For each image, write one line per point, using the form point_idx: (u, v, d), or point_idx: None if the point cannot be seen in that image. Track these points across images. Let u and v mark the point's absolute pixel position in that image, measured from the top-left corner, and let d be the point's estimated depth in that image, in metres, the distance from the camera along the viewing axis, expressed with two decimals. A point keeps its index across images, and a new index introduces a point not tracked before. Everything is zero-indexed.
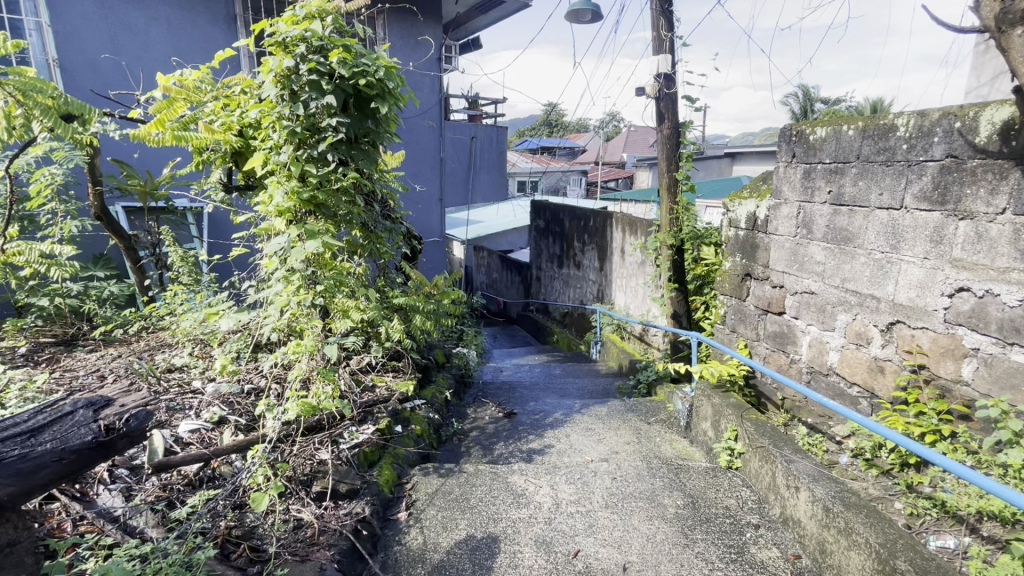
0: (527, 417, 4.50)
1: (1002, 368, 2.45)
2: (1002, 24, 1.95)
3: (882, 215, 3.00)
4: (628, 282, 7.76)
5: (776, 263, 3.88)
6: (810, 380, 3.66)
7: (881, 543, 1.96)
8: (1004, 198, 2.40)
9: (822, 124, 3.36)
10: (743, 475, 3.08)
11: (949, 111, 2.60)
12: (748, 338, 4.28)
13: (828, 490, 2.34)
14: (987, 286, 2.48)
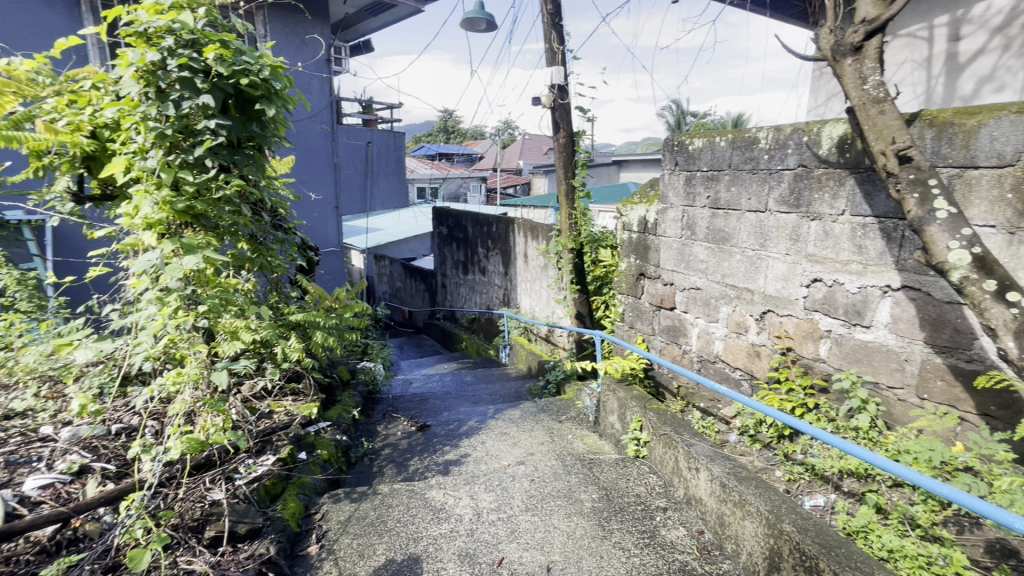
0: (441, 428, 4.41)
1: (849, 346, 2.87)
2: (836, 54, 2.31)
3: (751, 217, 3.39)
4: (532, 285, 7.95)
5: (666, 262, 4.22)
6: (700, 368, 4.02)
7: (769, 510, 2.18)
8: (843, 201, 2.82)
9: (698, 135, 3.71)
10: (649, 462, 3.29)
11: (799, 126, 3.01)
12: (646, 333, 4.60)
13: (723, 468, 2.58)
14: (835, 277, 2.90)
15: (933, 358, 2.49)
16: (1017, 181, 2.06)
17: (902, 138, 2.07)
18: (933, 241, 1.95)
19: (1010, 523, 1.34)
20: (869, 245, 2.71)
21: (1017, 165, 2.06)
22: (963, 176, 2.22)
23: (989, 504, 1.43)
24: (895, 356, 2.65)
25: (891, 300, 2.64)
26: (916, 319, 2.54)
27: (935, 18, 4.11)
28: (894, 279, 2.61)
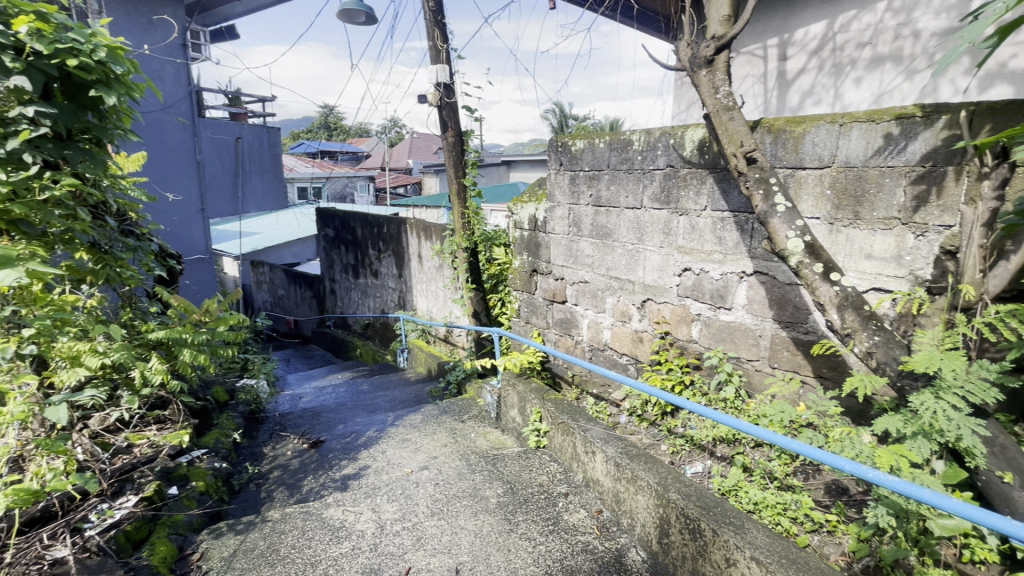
0: (337, 442, 4.17)
1: (715, 327, 3.23)
2: (692, 65, 2.56)
3: (629, 213, 3.66)
4: (428, 286, 7.83)
5: (556, 258, 4.40)
6: (592, 357, 4.25)
7: (657, 482, 2.37)
8: (704, 198, 3.15)
9: (579, 137, 3.92)
10: (550, 451, 3.41)
11: (666, 130, 3.31)
12: (541, 327, 4.77)
13: (616, 448, 2.76)
14: (702, 266, 3.23)
15: (780, 332, 2.89)
16: (833, 180, 2.46)
17: (748, 142, 2.36)
18: (775, 231, 2.25)
19: (839, 466, 1.59)
20: (727, 236, 3.06)
21: (833, 166, 2.46)
22: (795, 176, 2.60)
23: (827, 452, 1.67)
24: (752, 333, 3.03)
25: (746, 284, 3.01)
26: (766, 300, 2.93)
27: (765, 37, 4.29)
28: (748, 265, 2.99)
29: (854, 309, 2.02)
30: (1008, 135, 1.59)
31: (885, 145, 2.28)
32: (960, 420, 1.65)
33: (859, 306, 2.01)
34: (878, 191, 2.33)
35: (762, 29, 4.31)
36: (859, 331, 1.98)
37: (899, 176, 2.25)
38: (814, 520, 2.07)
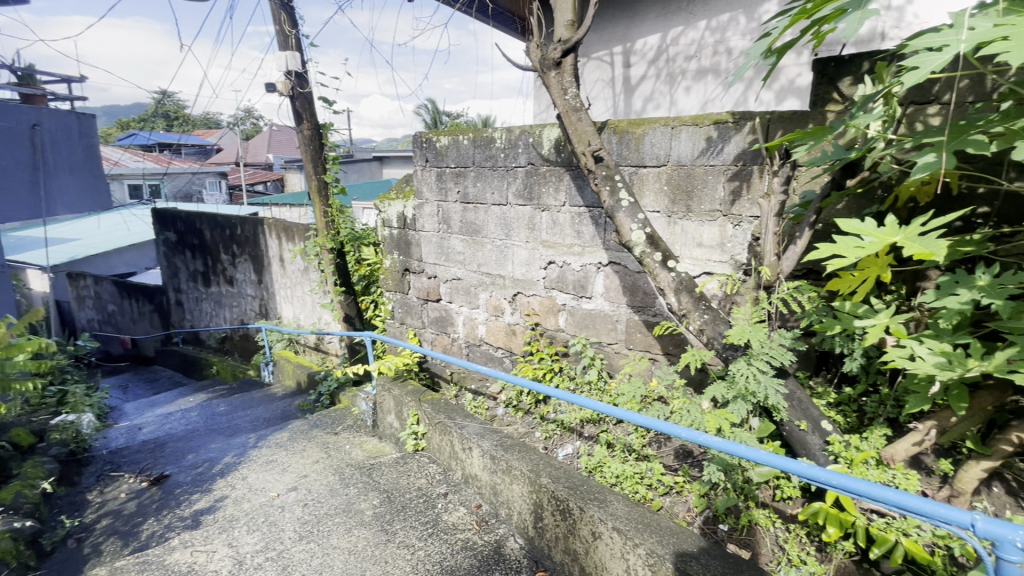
0: (186, 474, 3.67)
1: (579, 315, 3.43)
2: (543, 66, 2.67)
3: (495, 210, 3.72)
4: (293, 292, 7.24)
5: (427, 256, 4.33)
6: (468, 353, 4.27)
7: (530, 469, 2.44)
8: (563, 194, 3.32)
9: (443, 133, 3.89)
10: (429, 453, 3.35)
11: (525, 129, 3.42)
12: (416, 328, 4.67)
13: (492, 441, 2.80)
14: (564, 259, 3.41)
15: (634, 316, 3.16)
16: (669, 177, 2.75)
17: (595, 141, 2.53)
18: (622, 224, 2.44)
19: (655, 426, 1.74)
20: (585, 230, 3.27)
21: (668, 165, 2.74)
22: (637, 173, 2.85)
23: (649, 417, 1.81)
24: (610, 319, 3.27)
25: (603, 274, 3.24)
26: (621, 287, 3.18)
27: (610, 45, 4.62)
28: (604, 256, 3.22)
29: (688, 291, 2.27)
30: (791, 139, 1.91)
31: (707, 147, 2.60)
32: (767, 382, 1.94)
33: (691, 289, 2.26)
34: (703, 187, 2.64)
35: (607, 37, 4.63)
36: (692, 311, 2.23)
37: (719, 174, 2.58)
38: (664, 483, 2.31)
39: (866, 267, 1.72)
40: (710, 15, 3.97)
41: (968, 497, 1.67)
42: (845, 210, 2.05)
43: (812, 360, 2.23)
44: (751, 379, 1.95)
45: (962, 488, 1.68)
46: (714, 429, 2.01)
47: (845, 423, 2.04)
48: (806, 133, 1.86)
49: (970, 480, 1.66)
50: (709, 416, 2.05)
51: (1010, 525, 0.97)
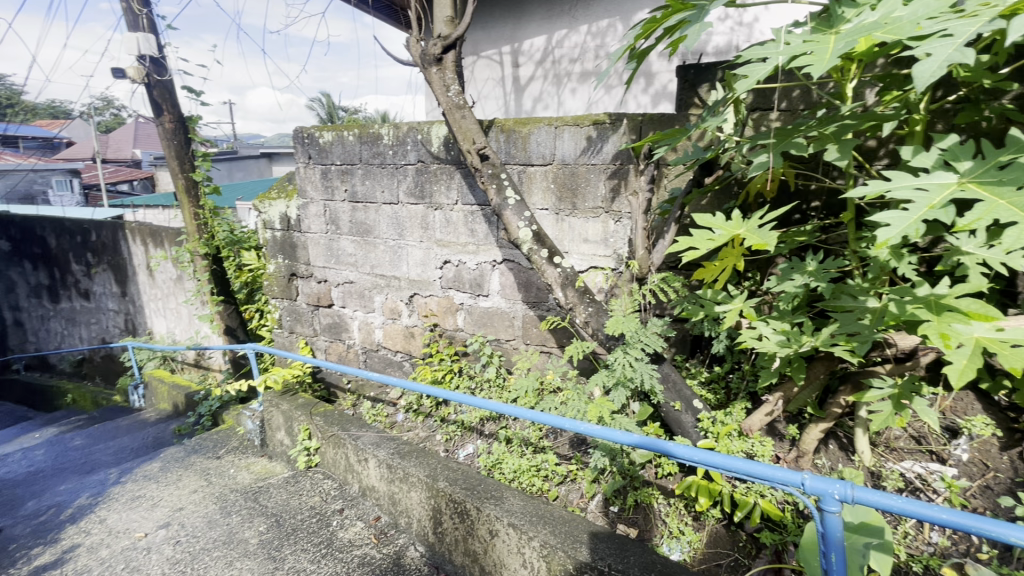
0: (25, 525, 3.12)
1: (476, 313, 3.42)
2: (423, 62, 2.61)
3: (386, 209, 3.59)
4: (164, 304, 6.46)
5: (316, 260, 4.08)
6: (365, 359, 4.09)
7: (427, 474, 2.39)
8: (455, 192, 3.28)
9: (326, 129, 3.67)
10: (324, 468, 3.16)
11: (413, 126, 3.33)
12: (308, 336, 4.38)
13: (388, 449, 2.70)
14: (459, 257, 3.38)
15: (529, 312, 3.21)
16: (555, 175, 2.82)
17: (479, 139, 2.53)
18: (509, 222, 2.47)
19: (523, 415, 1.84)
20: (478, 228, 3.26)
21: (553, 164, 2.81)
22: (525, 172, 2.90)
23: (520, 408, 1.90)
24: (507, 316, 3.30)
25: (498, 272, 3.26)
26: (515, 284, 3.22)
27: (498, 44, 4.66)
28: (498, 254, 3.23)
29: (573, 286, 2.36)
30: (654, 140, 2.05)
31: (588, 146, 2.71)
32: (643, 368, 2.06)
33: (576, 284, 2.35)
34: (586, 185, 2.75)
35: (495, 36, 4.66)
36: (578, 305, 2.32)
37: (600, 172, 2.69)
38: (559, 473, 2.38)
39: (725, 257, 1.84)
40: (590, 20, 4.15)
41: (810, 456, 1.92)
42: (707, 206, 2.24)
43: (687, 343, 2.41)
44: (628, 366, 2.06)
45: (806, 448, 1.92)
46: (598, 417, 2.11)
47: (713, 399, 2.25)
48: (666, 134, 2.00)
49: (810, 441, 1.90)
50: (591, 406, 2.14)
51: (830, 480, 1.09)
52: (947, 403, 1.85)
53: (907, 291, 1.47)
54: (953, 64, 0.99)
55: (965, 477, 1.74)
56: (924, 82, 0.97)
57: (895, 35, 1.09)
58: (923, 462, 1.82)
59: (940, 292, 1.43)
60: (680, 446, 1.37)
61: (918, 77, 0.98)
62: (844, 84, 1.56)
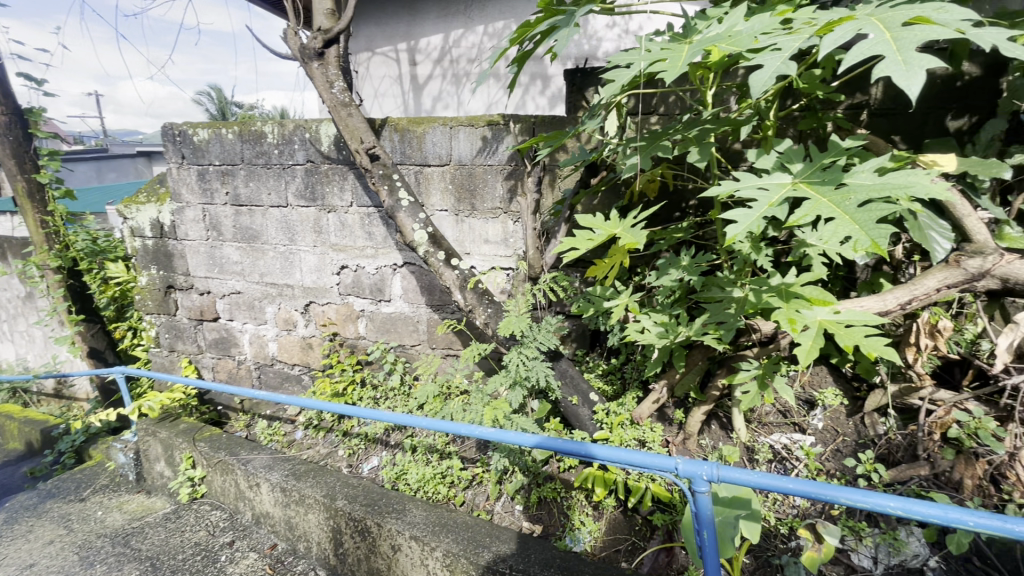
0: None
1: (379, 320, 3.29)
2: (304, 56, 2.47)
3: (275, 212, 3.34)
4: (9, 327, 5.53)
5: (196, 269, 3.70)
6: (260, 374, 3.79)
7: (325, 494, 2.25)
8: (349, 194, 3.11)
9: (201, 125, 3.33)
10: (211, 499, 2.87)
11: (299, 123, 3.10)
12: (191, 354, 3.97)
13: (282, 471, 2.50)
14: (357, 262, 3.23)
15: (433, 316, 3.14)
16: (452, 176, 2.78)
17: (367, 139, 2.43)
18: (403, 224, 2.41)
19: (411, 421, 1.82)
20: (376, 231, 3.12)
21: (450, 164, 2.77)
22: (422, 172, 2.83)
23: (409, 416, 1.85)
24: (411, 321, 3.21)
25: (400, 275, 3.15)
26: (418, 288, 3.13)
27: (394, 41, 4.52)
28: (398, 258, 3.12)
29: (472, 288, 2.34)
30: (538, 142, 2.08)
31: (484, 147, 2.69)
32: (538, 366, 2.09)
33: (475, 286, 2.34)
34: (484, 185, 2.74)
35: (390, 33, 4.52)
36: (477, 307, 2.31)
37: (496, 173, 2.69)
38: (464, 478, 2.36)
39: (613, 254, 1.89)
40: (487, 22, 4.15)
41: (695, 437, 2.06)
42: (597, 205, 2.33)
43: (586, 338, 2.54)
44: (522, 366, 2.07)
45: (690, 430, 2.06)
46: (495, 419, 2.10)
47: (610, 390, 2.35)
48: (548, 136, 2.04)
49: (694, 423, 2.04)
50: (487, 409, 2.12)
51: (699, 463, 1.15)
52: (806, 378, 2.06)
53: (763, 281, 1.62)
54: (781, 73, 1.10)
55: (821, 443, 1.94)
56: (757, 89, 1.07)
57: (735, 46, 1.19)
58: (787, 433, 2.00)
59: (789, 281, 1.60)
60: (567, 442, 1.38)
61: (752, 85, 1.07)
62: (705, 91, 1.69)
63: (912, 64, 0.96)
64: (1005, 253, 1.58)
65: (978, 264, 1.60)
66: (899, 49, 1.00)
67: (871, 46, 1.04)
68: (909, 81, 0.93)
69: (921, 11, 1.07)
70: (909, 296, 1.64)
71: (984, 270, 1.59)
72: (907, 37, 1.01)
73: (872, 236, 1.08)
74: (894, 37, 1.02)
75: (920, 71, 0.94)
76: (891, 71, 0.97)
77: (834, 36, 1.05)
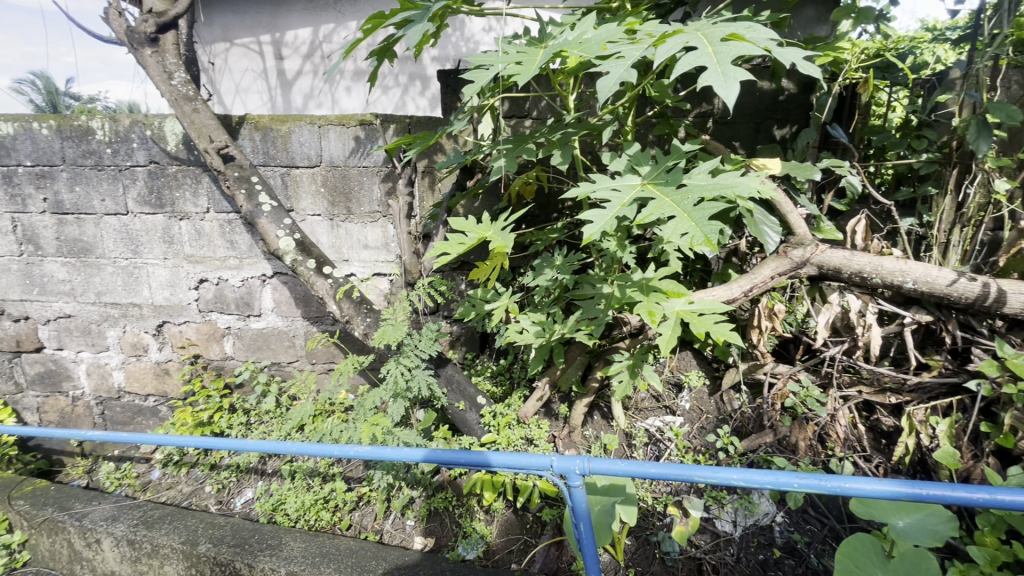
0: None
1: (248, 337, 2.99)
2: (133, 41, 2.24)
3: (111, 221, 2.87)
4: None
5: (7, 291, 3.08)
6: (103, 410, 3.25)
7: (184, 540, 1.98)
8: (204, 198, 2.75)
9: (3, 118, 2.76)
10: (36, 567, 2.37)
11: (136, 118, 2.67)
12: (7, 394, 3.29)
13: (130, 521, 2.15)
14: (218, 274, 2.89)
15: (311, 328, 2.91)
16: (324, 178, 2.59)
17: (219, 137, 2.26)
18: (267, 232, 2.27)
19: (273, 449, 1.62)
20: (239, 239, 2.80)
21: (321, 165, 2.58)
22: (290, 174, 2.61)
23: (269, 443, 1.65)
24: (286, 336, 2.95)
25: (270, 287, 2.87)
26: (292, 300, 2.88)
27: (256, 32, 4.04)
28: (267, 268, 2.84)
29: (349, 297, 2.22)
30: (405, 143, 1.95)
31: (356, 147, 2.54)
32: (420, 375, 2.03)
33: (352, 295, 2.21)
34: (360, 188, 2.59)
35: (251, 23, 4.03)
36: (355, 317, 2.18)
37: (372, 175, 2.56)
38: (349, 500, 2.22)
39: (494, 257, 1.78)
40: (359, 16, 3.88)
41: (579, 429, 2.13)
42: (478, 207, 2.34)
43: (476, 341, 2.56)
44: (402, 377, 2.00)
45: (575, 423, 2.13)
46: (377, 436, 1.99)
47: (499, 392, 2.36)
48: (415, 137, 1.94)
49: (578, 416, 2.11)
50: (364, 426, 2.03)
51: (572, 457, 1.14)
52: (674, 364, 2.21)
53: (628, 277, 1.72)
54: (623, 80, 1.16)
55: (688, 423, 2.10)
56: (602, 94, 1.12)
57: (583, 53, 1.24)
58: (660, 416, 2.14)
59: (649, 276, 1.72)
60: (449, 451, 1.30)
61: (598, 90, 1.13)
62: (566, 96, 1.77)
63: (727, 76, 1.06)
64: (820, 243, 1.85)
65: (801, 254, 1.84)
66: (717, 62, 1.10)
67: (696, 57, 1.13)
68: (725, 90, 1.03)
69: (735, 30, 1.19)
70: (750, 284, 1.85)
71: (805, 259, 1.84)
72: (724, 51, 1.12)
73: (706, 233, 1.18)
74: (714, 50, 1.13)
75: (734, 83, 1.04)
76: (711, 81, 1.07)
77: (666, 48, 1.14)
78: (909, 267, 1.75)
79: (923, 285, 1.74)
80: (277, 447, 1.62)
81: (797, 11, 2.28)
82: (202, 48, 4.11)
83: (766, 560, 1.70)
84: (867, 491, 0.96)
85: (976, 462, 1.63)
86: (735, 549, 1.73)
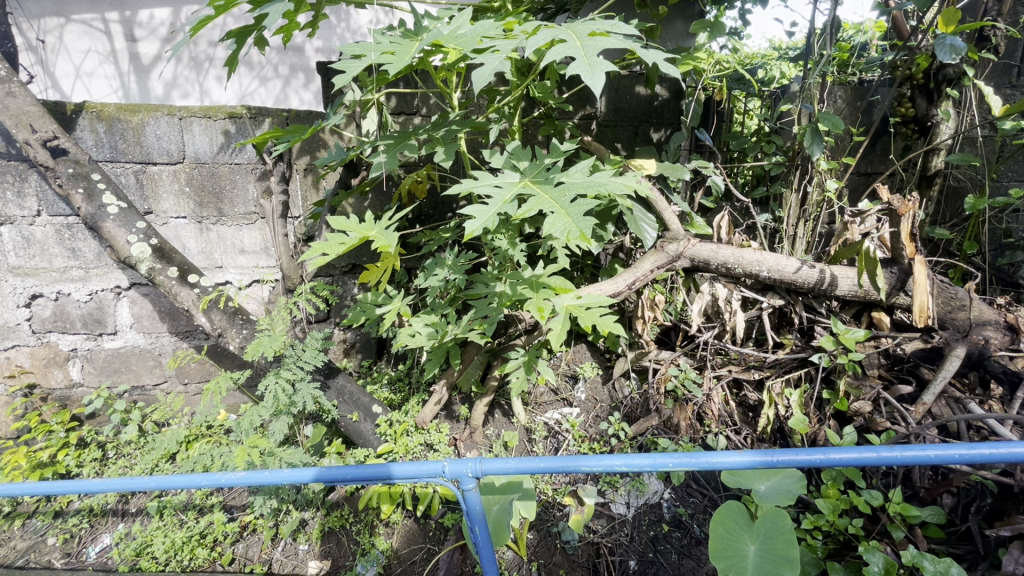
0: None
1: (101, 359, 2.59)
2: None
3: None
4: None
5: None
6: None
7: None
8: (32, 200, 2.30)
9: None
10: None
11: None
12: None
13: None
14: (56, 288, 2.45)
15: (180, 345, 2.60)
16: (189, 176, 2.31)
17: (43, 127, 1.94)
18: (113, 237, 1.97)
19: (83, 488, 1.23)
20: (83, 247, 2.40)
21: (184, 162, 2.29)
22: (145, 172, 2.28)
23: (76, 480, 1.27)
24: (149, 355, 2.60)
25: (126, 301, 2.51)
26: (154, 313, 2.54)
27: (99, 7, 3.39)
28: (120, 279, 2.47)
29: (218, 307, 2.01)
30: (274, 136, 1.77)
31: (226, 143, 2.30)
32: (304, 389, 1.90)
33: (222, 304, 2.01)
34: (232, 187, 2.36)
35: None
36: (228, 329, 2.00)
37: (246, 173, 2.35)
38: (231, 531, 2.02)
39: (386, 258, 1.72)
40: None
41: (479, 429, 2.12)
42: (367, 207, 2.28)
43: (372, 347, 2.48)
44: (283, 393, 1.85)
45: (475, 423, 2.11)
46: (256, 462, 1.86)
47: (397, 399, 2.29)
48: (286, 129, 1.76)
49: (478, 415, 2.10)
50: (239, 450, 1.88)
51: (464, 460, 1.03)
52: (570, 357, 2.31)
53: (518, 275, 1.75)
54: (498, 72, 1.17)
55: (584, 412, 2.19)
56: (478, 83, 1.11)
57: (458, 46, 1.24)
58: (558, 409, 2.21)
59: (539, 273, 1.75)
60: (337, 467, 1.08)
61: (473, 78, 1.11)
62: (450, 95, 1.75)
63: (594, 67, 1.10)
64: (691, 238, 2.01)
65: (675, 248, 1.99)
66: (585, 54, 1.14)
67: (565, 50, 1.16)
68: (592, 80, 1.07)
69: (600, 28, 1.24)
70: (633, 278, 1.95)
71: (679, 252, 1.99)
72: (591, 46, 1.16)
73: (582, 227, 1.21)
74: (582, 44, 1.17)
75: (599, 74, 1.08)
76: (579, 71, 1.10)
77: (536, 39, 1.16)
78: (764, 258, 1.96)
79: (775, 273, 1.96)
80: (100, 485, 1.22)
81: (667, 23, 2.48)
82: (27, 23, 3.32)
83: (656, 535, 1.80)
84: (732, 464, 0.97)
85: (821, 425, 1.86)
86: (628, 529, 1.83)
